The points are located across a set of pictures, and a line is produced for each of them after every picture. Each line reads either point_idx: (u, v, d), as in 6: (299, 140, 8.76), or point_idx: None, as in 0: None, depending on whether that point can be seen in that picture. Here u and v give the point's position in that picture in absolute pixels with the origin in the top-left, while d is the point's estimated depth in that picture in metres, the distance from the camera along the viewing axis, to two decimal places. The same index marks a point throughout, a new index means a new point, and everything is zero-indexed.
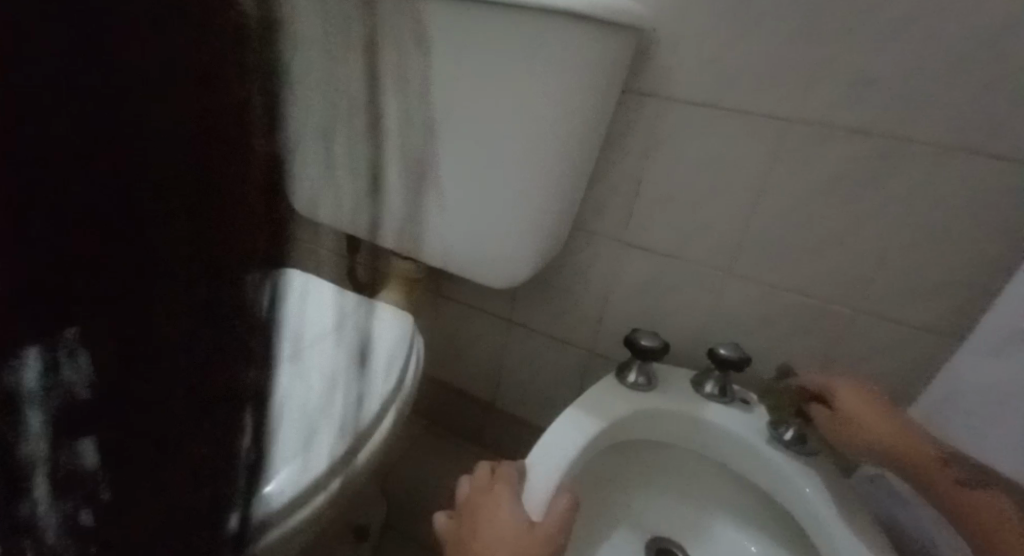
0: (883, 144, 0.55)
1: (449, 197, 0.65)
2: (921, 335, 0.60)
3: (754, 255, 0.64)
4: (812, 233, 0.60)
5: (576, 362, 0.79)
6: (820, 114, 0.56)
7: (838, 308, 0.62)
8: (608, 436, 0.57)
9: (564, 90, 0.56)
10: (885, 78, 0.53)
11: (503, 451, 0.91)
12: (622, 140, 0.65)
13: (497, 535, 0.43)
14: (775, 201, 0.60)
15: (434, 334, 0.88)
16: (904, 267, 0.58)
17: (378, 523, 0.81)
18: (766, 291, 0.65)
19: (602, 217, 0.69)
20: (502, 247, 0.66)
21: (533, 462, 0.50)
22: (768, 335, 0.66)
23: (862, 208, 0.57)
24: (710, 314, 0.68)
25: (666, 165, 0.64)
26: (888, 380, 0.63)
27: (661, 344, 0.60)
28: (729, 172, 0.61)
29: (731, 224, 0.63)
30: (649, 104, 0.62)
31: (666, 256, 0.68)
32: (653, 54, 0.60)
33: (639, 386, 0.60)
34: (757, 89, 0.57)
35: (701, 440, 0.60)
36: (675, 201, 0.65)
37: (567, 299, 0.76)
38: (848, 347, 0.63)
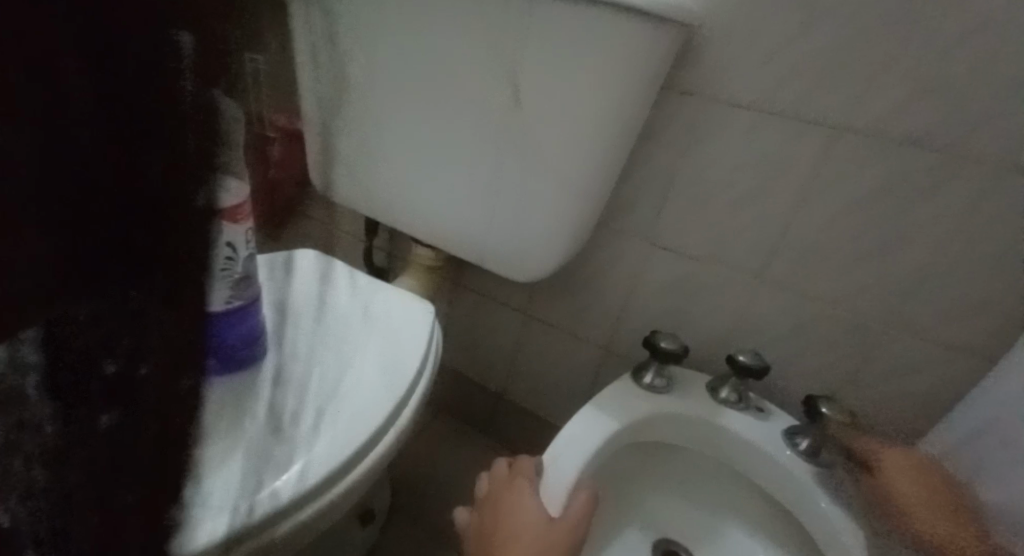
0: (932, 160, 0.54)
1: (472, 189, 0.66)
2: (950, 353, 0.60)
3: (786, 263, 0.63)
4: (847, 245, 0.60)
5: (591, 359, 0.79)
6: (870, 124, 0.55)
7: (868, 321, 0.62)
8: (626, 436, 0.57)
9: (609, 90, 0.55)
10: (943, 91, 0.51)
11: (513, 441, 0.92)
12: (658, 139, 0.64)
13: (520, 528, 0.43)
14: (812, 210, 0.60)
15: (451, 322, 0.88)
16: (940, 286, 0.58)
17: (385, 507, 0.81)
18: (792, 300, 0.64)
19: (631, 215, 0.69)
20: (529, 241, 0.66)
21: (551, 458, 0.50)
22: (793, 343, 0.67)
23: (903, 223, 0.57)
24: (735, 320, 0.68)
25: (702, 167, 0.63)
26: (912, 395, 0.63)
27: (683, 348, 0.59)
28: (768, 177, 0.60)
29: (765, 231, 0.63)
30: (691, 103, 0.61)
31: (695, 259, 0.67)
32: (699, 54, 0.59)
33: (657, 388, 0.60)
34: (805, 94, 0.56)
35: (717, 446, 0.59)
36: (709, 204, 0.64)
37: (588, 296, 0.76)
38: (873, 361, 0.63)
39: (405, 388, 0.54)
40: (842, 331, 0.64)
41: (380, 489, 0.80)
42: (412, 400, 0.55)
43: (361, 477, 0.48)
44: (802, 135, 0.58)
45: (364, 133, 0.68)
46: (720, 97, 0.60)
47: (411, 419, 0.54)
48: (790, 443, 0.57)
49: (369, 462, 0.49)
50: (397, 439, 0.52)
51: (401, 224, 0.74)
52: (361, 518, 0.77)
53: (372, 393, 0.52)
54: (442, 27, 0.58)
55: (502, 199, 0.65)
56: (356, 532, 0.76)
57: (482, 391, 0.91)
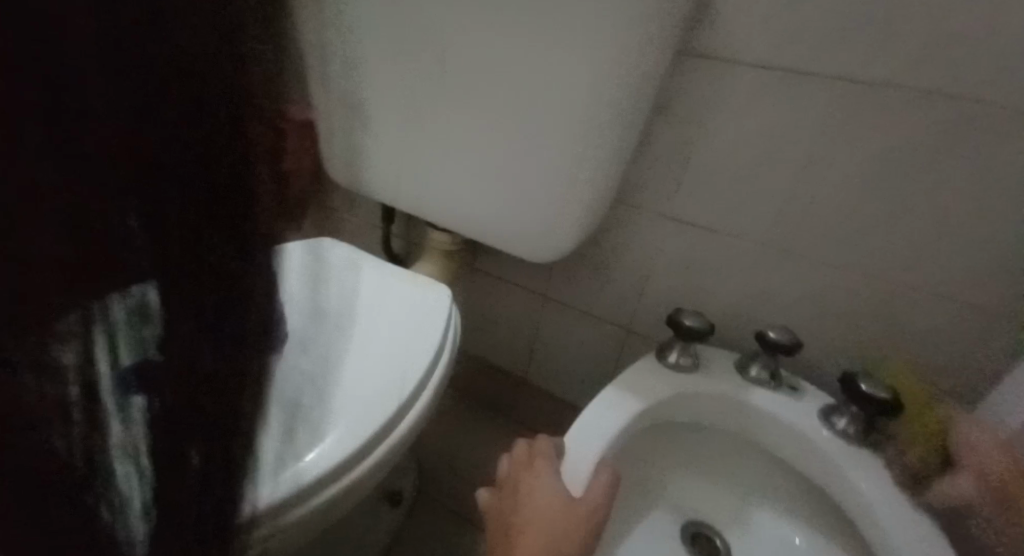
0: (973, 113, 0.50)
1: (484, 169, 0.65)
2: (996, 322, 0.56)
3: (813, 233, 0.60)
4: (879, 211, 0.57)
5: (612, 340, 0.78)
6: (901, 80, 0.51)
7: (902, 292, 0.59)
8: (648, 416, 0.55)
9: (622, 57, 0.53)
10: (981, 39, 0.48)
11: (536, 425, 0.91)
12: (675, 108, 0.61)
13: (540, 509, 0.42)
14: (841, 176, 0.57)
15: (469, 307, 0.88)
16: (983, 251, 0.54)
17: (410, 492, 0.81)
18: (821, 272, 0.61)
19: (649, 190, 0.66)
20: (545, 222, 0.65)
21: (572, 439, 0.49)
22: (822, 317, 0.64)
23: (940, 185, 0.53)
24: (760, 294, 0.66)
25: (723, 135, 0.60)
26: (954, 367, 0.60)
27: (708, 326, 0.57)
28: (792, 143, 0.58)
29: (789, 201, 0.60)
30: (707, 69, 0.58)
31: (718, 232, 0.65)
32: (716, 14, 0.56)
33: (680, 367, 0.58)
34: (829, 51, 0.53)
35: (744, 423, 0.57)
36: (730, 174, 0.62)
37: (607, 275, 0.74)
38: (910, 334, 0.60)
39: (423, 371, 0.53)
40: (876, 303, 0.60)
41: (405, 474, 0.80)
42: (430, 382, 0.54)
43: (381, 459, 0.48)
44: (826, 97, 0.55)
45: (374, 116, 0.67)
46: (740, 59, 0.57)
47: (431, 400, 0.53)
48: (824, 421, 0.55)
49: (391, 440, 0.49)
50: (417, 421, 0.51)
51: (417, 209, 0.73)
52: (386, 500, 0.78)
53: (388, 382, 0.51)
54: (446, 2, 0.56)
55: (515, 178, 0.63)
56: (381, 514, 0.76)
57: (503, 376, 0.90)
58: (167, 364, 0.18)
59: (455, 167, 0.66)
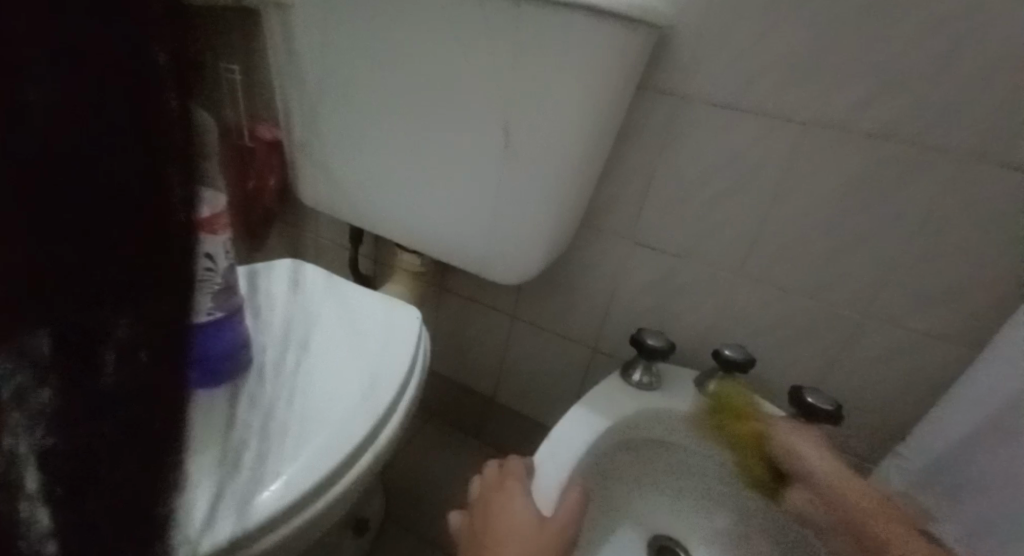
0: (901, 150, 0.55)
1: (452, 192, 0.66)
2: (928, 339, 0.61)
3: (764, 256, 0.64)
4: (822, 237, 0.61)
5: (577, 359, 0.80)
6: (840, 117, 0.56)
7: (846, 311, 0.63)
8: (614, 435, 0.57)
9: (586, 90, 0.56)
10: (908, 84, 0.53)
11: (504, 445, 0.92)
12: (636, 138, 0.65)
13: (511, 528, 0.43)
14: (788, 204, 0.61)
15: (436, 327, 0.88)
16: (914, 274, 0.59)
17: (377, 516, 0.81)
18: (773, 292, 0.65)
19: (611, 215, 0.69)
20: (512, 246, 0.67)
21: (542, 458, 0.50)
22: (774, 336, 0.67)
23: (876, 213, 0.58)
24: (717, 314, 0.69)
25: (680, 165, 0.64)
26: (893, 382, 0.64)
27: (668, 344, 0.60)
28: (743, 173, 0.62)
29: (743, 226, 0.64)
30: (665, 102, 0.62)
31: (676, 256, 0.68)
32: (673, 53, 0.60)
33: (644, 386, 0.60)
34: (775, 90, 0.57)
35: (704, 439, 0.60)
36: (687, 201, 0.65)
37: (572, 296, 0.76)
38: (853, 350, 0.65)
39: (394, 394, 0.54)
40: (822, 322, 0.65)
41: (372, 499, 0.79)
42: (401, 406, 0.55)
43: (351, 485, 0.48)
44: (774, 131, 0.59)
45: (345, 140, 0.68)
46: (695, 95, 0.60)
47: (403, 421, 0.54)
48: None
49: (363, 463, 0.49)
50: (387, 445, 0.52)
51: (387, 231, 0.74)
52: (353, 527, 0.77)
53: (358, 406, 0.52)
54: (418, 35, 0.58)
55: (483, 202, 0.65)
56: (348, 540, 0.75)
57: (471, 396, 0.91)
58: (118, 406, 0.19)
59: (423, 190, 0.67)
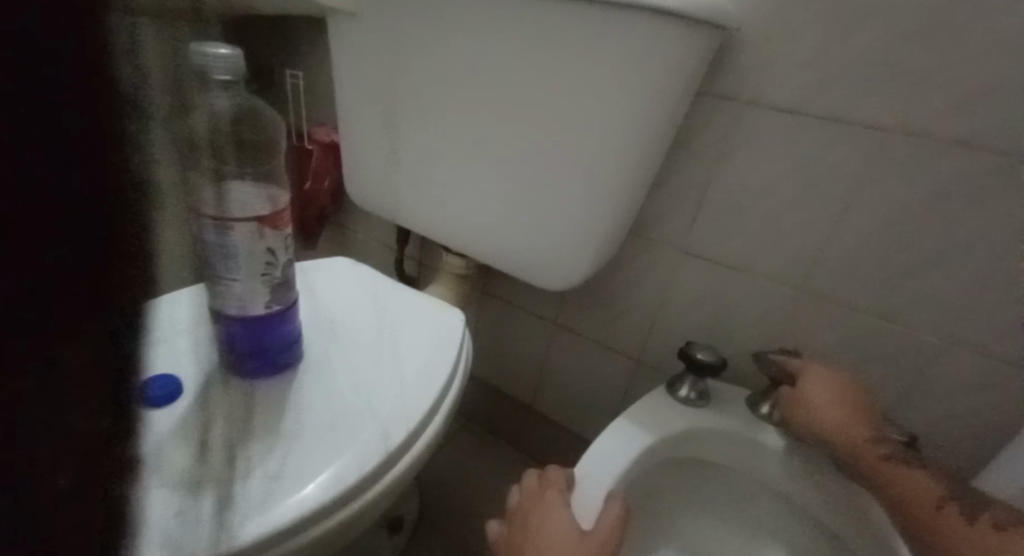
0: (987, 165, 0.51)
1: (499, 196, 0.66)
2: (1010, 371, 0.56)
3: (827, 272, 0.61)
4: (893, 255, 0.57)
5: (621, 372, 0.78)
6: (917, 127, 0.53)
7: (918, 335, 0.59)
8: (659, 451, 0.55)
9: (642, 94, 0.54)
10: (995, 92, 0.49)
11: (542, 456, 0.91)
12: (694, 144, 0.62)
13: (549, 542, 0.42)
14: (855, 219, 0.58)
15: (479, 332, 0.88)
16: (997, 299, 0.54)
17: (411, 517, 0.81)
18: (834, 311, 0.62)
19: (663, 224, 0.67)
20: (560, 252, 0.66)
21: (584, 470, 0.49)
22: (836, 358, 0.64)
23: (956, 231, 0.54)
24: (772, 332, 0.66)
25: (738, 174, 0.61)
26: (969, 414, 0.59)
27: (720, 361, 0.57)
28: (806, 184, 0.58)
29: (804, 241, 0.61)
30: (725, 109, 0.60)
31: (730, 268, 0.65)
32: (736, 58, 0.58)
33: (692, 401, 0.58)
34: (845, 98, 0.54)
35: (757, 463, 0.57)
36: (745, 212, 0.62)
37: (619, 306, 0.74)
38: (924, 379, 0.60)
39: (436, 396, 0.54)
40: (889, 346, 0.60)
41: (407, 499, 0.79)
42: (442, 409, 0.54)
43: (392, 484, 0.47)
44: (842, 141, 0.56)
45: (398, 142, 0.69)
46: (757, 101, 0.58)
47: (442, 425, 0.53)
48: None
49: (402, 464, 0.49)
50: (428, 447, 0.51)
51: (434, 233, 0.74)
52: (387, 527, 0.77)
53: (396, 407, 0.51)
54: (475, 38, 0.58)
55: (532, 207, 0.64)
56: (382, 539, 0.76)
57: (511, 403, 0.90)
58: None
59: (470, 194, 0.67)
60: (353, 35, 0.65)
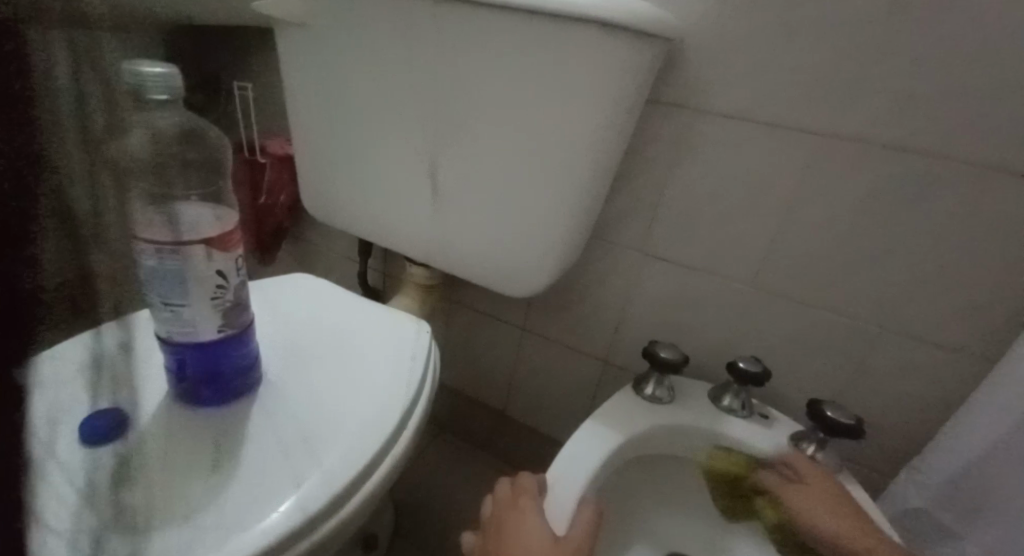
0: (919, 163, 0.54)
1: (460, 206, 0.66)
2: (950, 355, 0.59)
3: (779, 268, 0.63)
4: (839, 250, 0.60)
5: (589, 373, 0.79)
6: (855, 128, 0.55)
7: (866, 325, 0.62)
8: (628, 450, 0.56)
9: (594, 103, 0.55)
10: (923, 94, 0.52)
11: (515, 460, 0.91)
12: (649, 149, 0.64)
13: (523, 548, 0.43)
14: (803, 216, 0.60)
15: (447, 341, 0.88)
16: (934, 287, 0.58)
17: (386, 531, 0.80)
18: (788, 305, 0.64)
19: (622, 227, 0.69)
20: (523, 260, 0.66)
21: (555, 475, 0.49)
22: (791, 350, 0.66)
23: (895, 226, 0.57)
24: (732, 328, 0.68)
25: (692, 177, 0.63)
26: (915, 397, 0.62)
27: (682, 358, 0.59)
28: (755, 184, 0.61)
29: (757, 239, 0.63)
30: (676, 114, 0.62)
31: (689, 268, 0.67)
32: (684, 66, 0.60)
33: (658, 399, 0.60)
34: (788, 101, 0.57)
35: (723, 455, 0.59)
36: (698, 214, 0.65)
37: (584, 309, 0.75)
38: (874, 366, 0.63)
39: (404, 411, 0.53)
40: (840, 336, 0.63)
41: (381, 514, 0.79)
42: (412, 421, 0.54)
43: (363, 502, 0.47)
44: (787, 142, 0.58)
45: (354, 154, 0.69)
46: (706, 107, 0.60)
47: (412, 438, 0.53)
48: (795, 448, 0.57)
49: (376, 480, 0.48)
50: (398, 462, 0.51)
51: (397, 244, 0.74)
52: (363, 543, 0.76)
53: (366, 423, 0.51)
54: (428, 51, 0.59)
55: (494, 217, 0.65)
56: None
57: (482, 410, 0.90)
58: None
59: (429, 205, 0.68)
60: (304, 49, 0.65)
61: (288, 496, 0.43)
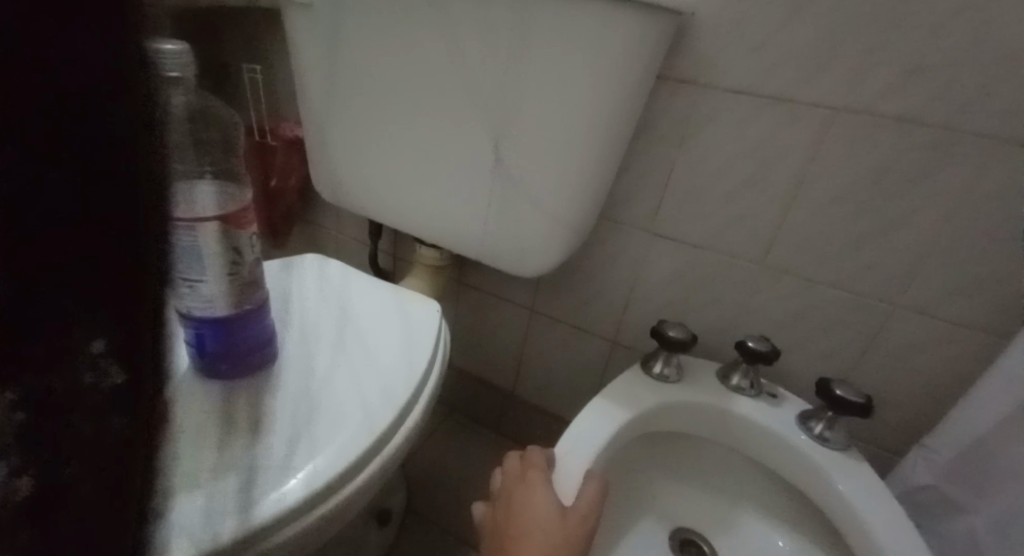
0: (930, 137, 0.54)
1: (468, 187, 0.66)
2: (959, 332, 0.59)
3: (787, 247, 0.63)
4: (849, 227, 0.60)
5: (597, 353, 0.79)
6: (866, 103, 0.55)
7: (875, 303, 0.61)
8: (636, 427, 0.56)
9: (601, 80, 0.55)
10: (935, 67, 0.51)
11: (525, 439, 0.92)
12: (657, 127, 0.64)
13: (532, 519, 0.43)
14: (812, 194, 0.60)
15: (457, 321, 0.89)
16: (944, 264, 0.57)
17: (399, 507, 0.82)
18: (796, 283, 0.64)
19: (631, 207, 0.69)
20: (531, 241, 0.67)
21: (563, 450, 0.50)
22: (799, 329, 0.66)
23: (905, 202, 0.56)
24: (740, 306, 0.68)
25: (700, 155, 0.63)
26: (924, 375, 0.62)
27: (690, 336, 0.59)
28: (764, 162, 0.60)
29: (765, 217, 0.63)
30: (684, 91, 0.61)
31: (697, 247, 0.67)
32: (692, 42, 0.59)
33: (666, 377, 0.60)
34: (797, 77, 0.56)
35: (732, 431, 0.59)
36: (707, 192, 0.64)
37: (593, 289, 0.76)
38: (883, 344, 0.63)
39: (413, 388, 0.54)
40: (849, 314, 0.63)
41: (394, 490, 0.80)
42: (421, 398, 0.55)
43: (374, 474, 0.48)
44: (797, 118, 0.58)
45: (362, 135, 0.69)
46: (714, 83, 0.60)
47: (422, 415, 0.54)
48: (804, 426, 0.56)
49: (386, 454, 0.49)
50: (408, 438, 0.52)
51: (405, 225, 0.74)
52: (376, 519, 0.78)
53: (378, 398, 0.52)
54: (434, 30, 0.58)
55: (502, 197, 0.65)
56: (371, 533, 0.76)
57: (492, 389, 0.91)
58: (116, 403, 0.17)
59: (437, 186, 0.68)
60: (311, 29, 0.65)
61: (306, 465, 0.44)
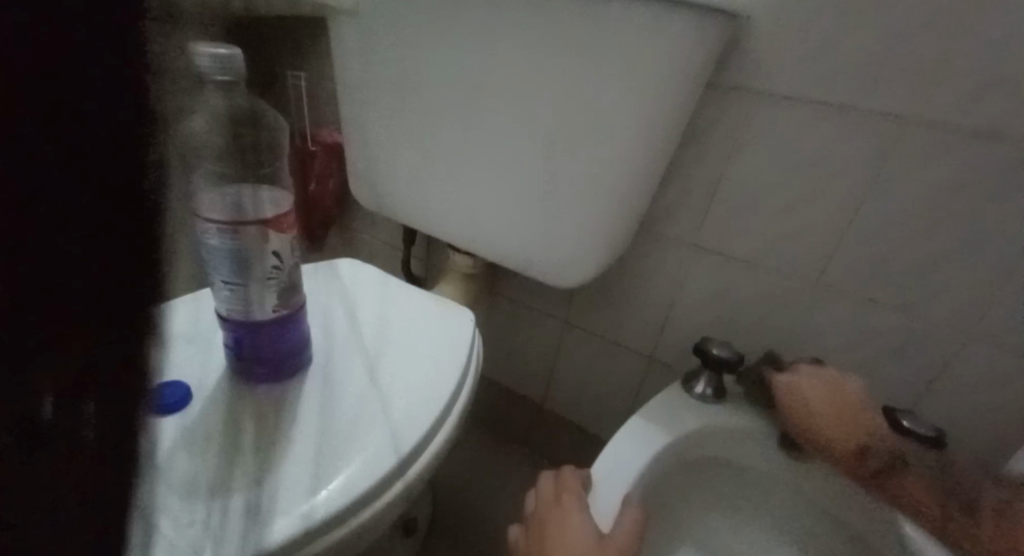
0: (1011, 152, 0.49)
1: (506, 195, 0.65)
2: None
3: (844, 265, 0.59)
4: (913, 247, 0.56)
5: (634, 370, 0.76)
6: (937, 115, 0.51)
7: (943, 329, 0.57)
8: (677, 450, 0.54)
9: (649, 83, 0.53)
10: (1018, 77, 0.48)
11: (554, 455, 0.90)
12: (705, 137, 0.61)
13: (564, 546, 0.41)
14: (873, 210, 0.56)
15: (489, 333, 0.87)
16: (1022, 290, 0.53)
17: (424, 519, 0.80)
18: (852, 305, 0.60)
19: (673, 219, 0.66)
20: (568, 251, 0.65)
21: (600, 473, 0.48)
22: (854, 353, 0.62)
23: (978, 222, 0.52)
24: (789, 327, 0.65)
25: (749, 167, 0.60)
26: (995, 409, 0.57)
27: (736, 357, 0.56)
28: (821, 175, 0.57)
29: (819, 234, 0.59)
30: (736, 100, 0.58)
31: (743, 263, 0.64)
32: (748, 49, 0.56)
33: (707, 399, 0.57)
34: (860, 86, 0.53)
35: (779, 463, 0.55)
36: (757, 206, 0.61)
37: (631, 304, 0.73)
38: (948, 374, 0.58)
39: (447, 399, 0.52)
40: (912, 339, 0.59)
41: (421, 501, 0.79)
42: (455, 409, 0.53)
43: (404, 490, 0.46)
44: (857, 131, 0.54)
45: (399, 138, 0.68)
46: (768, 92, 0.57)
47: (454, 428, 0.52)
48: None
49: (418, 467, 0.48)
50: (440, 451, 0.50)
51: (439, 232, 0.73)
52: (402, 528, 0.77)
53: (412, 408, 0.50)
54: (478, 34, 0.57)
55: (541, 205, 0.63)
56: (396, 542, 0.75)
57: (523, 403, 0.89)
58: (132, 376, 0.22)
59: (474, 191, 0.66)
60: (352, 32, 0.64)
61: (344, 472, 0.43)
